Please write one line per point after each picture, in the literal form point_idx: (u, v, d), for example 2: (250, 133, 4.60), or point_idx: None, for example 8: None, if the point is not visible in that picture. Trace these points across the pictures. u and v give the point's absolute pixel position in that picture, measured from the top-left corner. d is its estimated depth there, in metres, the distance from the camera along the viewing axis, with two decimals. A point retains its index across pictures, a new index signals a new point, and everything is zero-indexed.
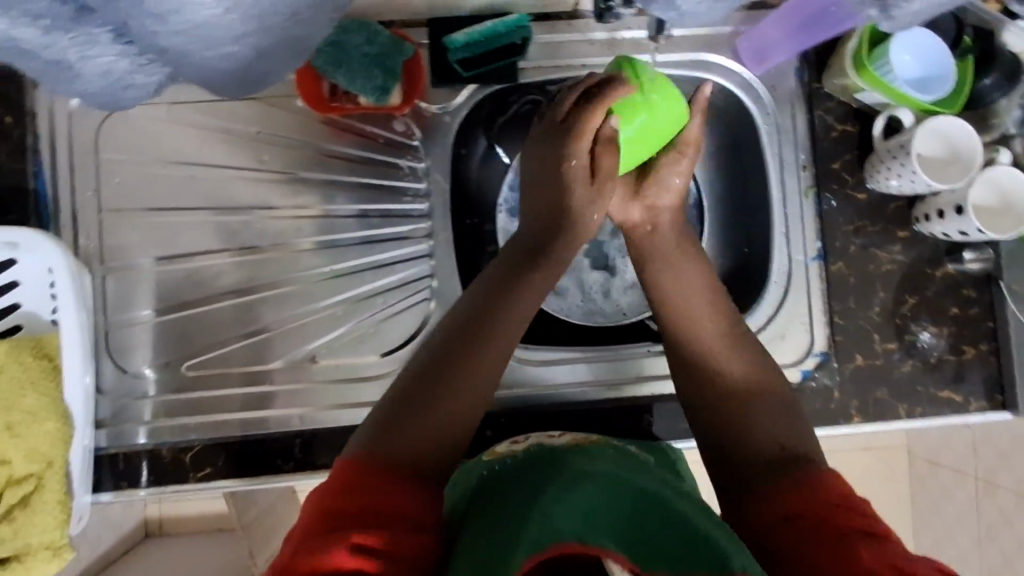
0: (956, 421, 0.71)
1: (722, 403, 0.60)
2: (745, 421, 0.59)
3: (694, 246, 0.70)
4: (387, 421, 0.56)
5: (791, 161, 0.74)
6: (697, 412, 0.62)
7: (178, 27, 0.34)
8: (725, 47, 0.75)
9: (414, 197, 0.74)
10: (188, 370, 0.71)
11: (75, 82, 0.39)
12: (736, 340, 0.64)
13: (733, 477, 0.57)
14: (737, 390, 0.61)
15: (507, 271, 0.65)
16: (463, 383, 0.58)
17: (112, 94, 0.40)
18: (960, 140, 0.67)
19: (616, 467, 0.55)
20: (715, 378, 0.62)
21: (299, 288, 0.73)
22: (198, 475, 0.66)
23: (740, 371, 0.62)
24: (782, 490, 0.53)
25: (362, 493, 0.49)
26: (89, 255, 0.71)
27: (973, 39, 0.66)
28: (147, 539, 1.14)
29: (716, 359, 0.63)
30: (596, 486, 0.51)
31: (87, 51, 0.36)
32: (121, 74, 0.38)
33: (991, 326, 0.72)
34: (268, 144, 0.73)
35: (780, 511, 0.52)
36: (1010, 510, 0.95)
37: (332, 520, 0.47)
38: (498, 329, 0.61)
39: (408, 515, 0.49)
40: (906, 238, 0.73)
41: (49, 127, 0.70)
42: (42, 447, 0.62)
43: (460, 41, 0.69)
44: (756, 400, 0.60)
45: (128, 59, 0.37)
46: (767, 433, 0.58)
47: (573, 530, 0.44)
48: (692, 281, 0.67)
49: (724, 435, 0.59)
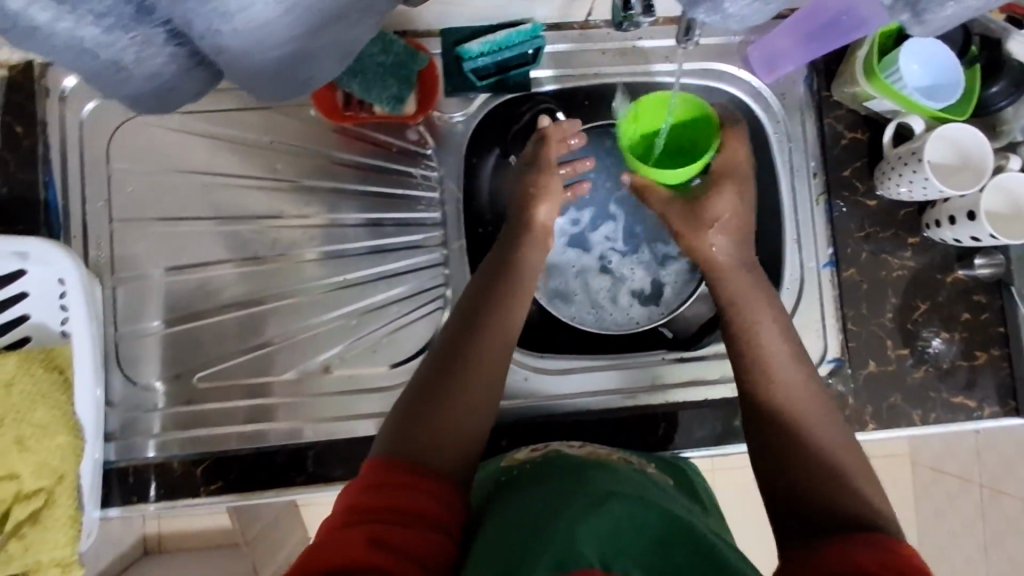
0: (969, 426, 0.71)
1: (778, 435, 0.57)
2: (800, 454, 0.55)
3: (740, 234, 0.67)
4: (400, 426, 0.56)
5: (802, 169, 0.76)
6: (750, 437, 0.59)
7: (238, 24, 0.31)
8: (736, 56, 0.76)
9: (427, 206, 0.73)
10: (199, 382, 0.70)
11: (120, 81, 0.37)
12: (773, 343, 0.61)
13: (789, 534, 0.51)
14: (782, 411, 0.58)
15: (517, 277, 0.66)
16: (471, 387, 0.59)
17: (155, 91, 0.39)
18: (972, 149, 0.67)
19: (642, 488, 0.54)
20: (767, 397, 0.59)
21: (310, 297, 0.72)
22: (208, 489, 0.65)
23: (792, 389, 0.59)
24: (850, 546, 0.46)
25: (390, 486, 0.49)
26: (99, 266, 0.70)
27: (979, 48, 0.68)
28: (146, 556, 1.12)
29: (767, 373, 0.60)
30: (626, 510, 0.49)
31: (145, 51, 0.34)
32: (171, 71, 0.37)
33: (1002, 331, 0.72)
34: (281, 153, 0.73)
35: (844, 564, 0.44)
36: (1016, 518, 0.95)
37: (358, 513, 0.47)
38: (496, 330, 0.62)
39: (430, 515, 0.49)
40: (917, 244, 0.73)
41: (60, 137, 0.70)
42: (53, 460, 0.60)
43: (475, 51, 0.68)
44: (804, 430, 0.56)
45: (177, 56, 0.36)
46: (818, 455, 0.55)
47: (598, 555, 0.43)
48: (742, 288, 0.64)
49: (770, 470, 0.56)
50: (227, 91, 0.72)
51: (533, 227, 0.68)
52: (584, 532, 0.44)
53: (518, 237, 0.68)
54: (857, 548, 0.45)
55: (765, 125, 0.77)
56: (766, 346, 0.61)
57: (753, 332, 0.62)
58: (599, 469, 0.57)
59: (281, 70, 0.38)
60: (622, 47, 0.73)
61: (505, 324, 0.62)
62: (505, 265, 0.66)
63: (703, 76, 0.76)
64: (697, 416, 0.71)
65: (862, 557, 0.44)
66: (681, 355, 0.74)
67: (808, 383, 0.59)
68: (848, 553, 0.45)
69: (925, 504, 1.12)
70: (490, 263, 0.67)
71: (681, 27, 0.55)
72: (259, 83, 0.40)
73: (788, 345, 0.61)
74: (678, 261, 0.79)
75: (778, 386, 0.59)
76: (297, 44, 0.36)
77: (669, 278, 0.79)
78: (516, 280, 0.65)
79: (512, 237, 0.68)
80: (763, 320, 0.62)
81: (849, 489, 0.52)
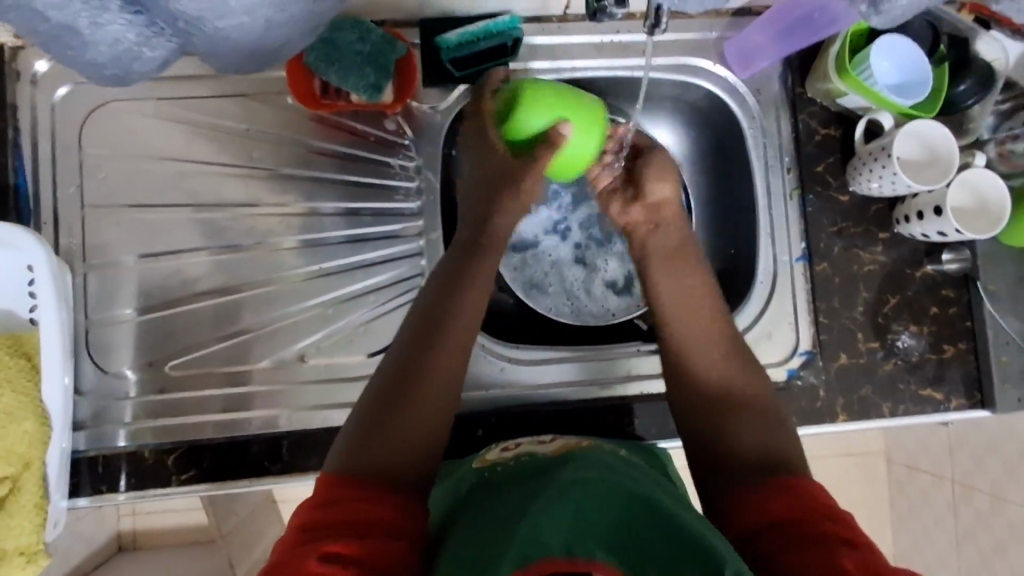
0: (937, 418, 0.73)
1: (709, 420, 0.60)
2: (727, 423, 0.59)
3: (689, 246, 0.69)
4: (355, 438, 0.55)
5: (775, 164, 0.76)
6: (684, 420, 0.62)
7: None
8: (711, 52, 0.77)
9: (405, 196, 0.73)
10: (172, 370, 0.69)
11: (79, 51, 0.39)
12: (696, 321, 0.65)
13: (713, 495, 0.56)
14: (716, 395, 0.61)
15: (467, 267, 0.64)
16: (429, 385, 0.58)
17: (120, 63, 0.41)
18: (937, 142, 0.69)
19: (609, 472, 0.54)
20: (689, 368, 0.63)
21: (285, 287, 0.71)
22: (180, 478, 0.65)
23: (718, 361, 0.62)
24: (769, 498, 0.52)
25: (344, 500, 0.49)
26: (71, 253, 0.70)
27: (947, 47, 0.69)
28: (120, 553, 1.11)
29: (715, 362, 0.62)
30: (589, 494, 0.49)
31: (98, 17, 0.36)
32: (129, 45, 0.39)
33: (969, 326, 0.74)
34: (258, 141, 0.72)
35: (766, 518, 0.51)
36: (985, 512, 0.97)
37: (313, 530, 0.47)
38: (449, 330, 0.61)
39: (391, 524, 0.49)
40: (888, 239, 0.75)
41: (32, 122, 0.70)
42: (21, 447, 0.60)
43: (452, 41, 0.70)
44: (735, 402, 0.60)
45: (135, 29, 0.38)
46: (761, 443, 0.57)
47: (562, 544, 0.43)
48: (681, 281, 0.67)
49: (711, 454, 0.58)
50: (204, 78, 0.72)
51: (486, 233, 0.66)
52: (545, 517, 0.45)
53: (487, 246, 0.66)
54: (775, 497, 0.52)
55: (738, 118, 0.77)
56: (695, 334, 0.64)
57: (690, 323, 0.64)
58: (563, 460, 0.56)
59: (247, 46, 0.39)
60: (600, 40, 0.74)
61: (462, 319, 0.62)
62: (451, 257, 0.65)
63: (678, 71, 0.77)
64: None
65: (778, 509, 0.51)
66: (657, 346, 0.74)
67: (752, 373, 0.62)
68: (764, 503, 0.52)
69: (899, 500, 1.15)
70: (449, 261, 0.64)
71: (648, 16, 0.54)
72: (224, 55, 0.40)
73: (722, 336, 0.64)
74: None
75: (704, 362, 0.62)
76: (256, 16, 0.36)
77: None
78: (478, 270, 0.64)
79: (471, 234, 0.67)
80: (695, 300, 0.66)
81: (780, 451, 0.56)
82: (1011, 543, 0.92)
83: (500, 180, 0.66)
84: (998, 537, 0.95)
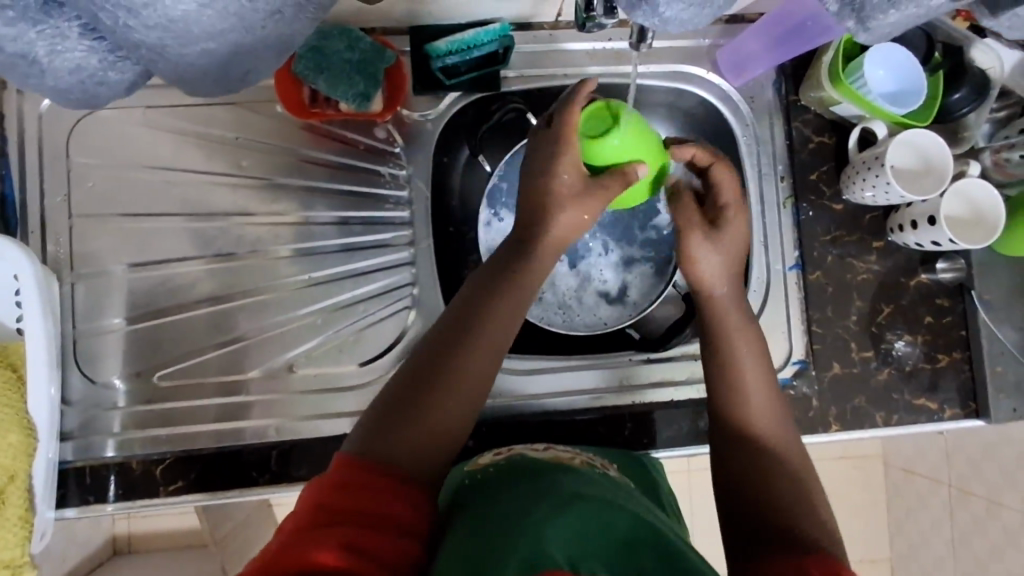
0: (931, 428, 0.72)
1: (734, 461, 0.58)
2: (761, 475, 0.56)
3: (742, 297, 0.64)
4: (371, 430, 0.54)
5: (770, 172, 0.76)
6: (716, 459, 0.59)
7: (152, 22, 0.30)
8: (705, 59, 0.76)
9: (395, 204, 0.73)
10: (160, 381, 0.69)
11: (41, 81, 0.34)
12: (736, 343, 0.62)
13: (742, 551, 0.52)
14: (751, 443, 0.58)
15: (499, 268, 0.62)
16: (450, 395, 0.56)
17: (85, 95, 0.36)
18: (933, 153, 0.68)
19: (607, 489, 0.54)
20: (718, 391, 0.61)
21: (275, 296, 0.71)
22: (169, 488, 0.64)
23: (753, 397, 0.60)
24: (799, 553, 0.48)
25: (355, 488, 0.49)
26: (59, 262, 0.69)
27: (943, 56, 0.69)
28: (115, 557, 1.10)
29: (756, 413, 0.59)
30: (592, 509, 0.49)
31: (57, 45, 0.31)
32: (93, 71, 0.34)
33: (963, 334, 0.73)
34: (247, 149, 0.72)
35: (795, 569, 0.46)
36: (982, 518, 0.96)
37: (324, 512, 0.47)
38: (481, 336, 0.59)
39: (398, 519, 0.48)
40: (881, 247, 0.74)
41: (19, 131, 0.69)
42: (4, 460, 0.60)
43: (443, 49, 0.69)
44: (771, 453, 0.57)
45: (100, 56, 0.33)
46: (787, 491, 0.55)
47: (565, 555, 0.42)
48: (741, 335, 0.62)
49: (730, 488, 0.57)
50: None
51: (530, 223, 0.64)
52: (546, 529, 0.44)
53: (513, 249, 0.63)
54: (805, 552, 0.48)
55: (732, 126, 0.77)
56: (743, 381, 0.60)
57: (733, 361, 0.61)
58: (563, 469, 0.57)
59: (221, 71, 0.34)
60: (592, 48, 0.73)
61: (496, 330, 0.60)
62: (488, 262, 0.64)
63: (671, 79, 0.77)
64: (664, 417, 0.70)
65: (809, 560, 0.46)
66: (649, 355, 0.73)
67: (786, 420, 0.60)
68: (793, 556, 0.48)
69: (896, 503, 1.14)
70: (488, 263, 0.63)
71: (635, 31, 0.51)
72: (198, 83, 0.35)
73: (767, 378, 0.61)
74: (644, 264, 0.80)
75: (736, 388, 0.60)
76: (222, 42, 0.32)
77: (635, 280, 0.80)
78: (515, 277, 0.62)
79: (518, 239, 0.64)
80: (735, 325, 0.62)
81: (812, 506, 0.54)
82: (1008, 549, 0.92)
83: (546, 183, 0.62)
84: (994, 543, 0.95)
